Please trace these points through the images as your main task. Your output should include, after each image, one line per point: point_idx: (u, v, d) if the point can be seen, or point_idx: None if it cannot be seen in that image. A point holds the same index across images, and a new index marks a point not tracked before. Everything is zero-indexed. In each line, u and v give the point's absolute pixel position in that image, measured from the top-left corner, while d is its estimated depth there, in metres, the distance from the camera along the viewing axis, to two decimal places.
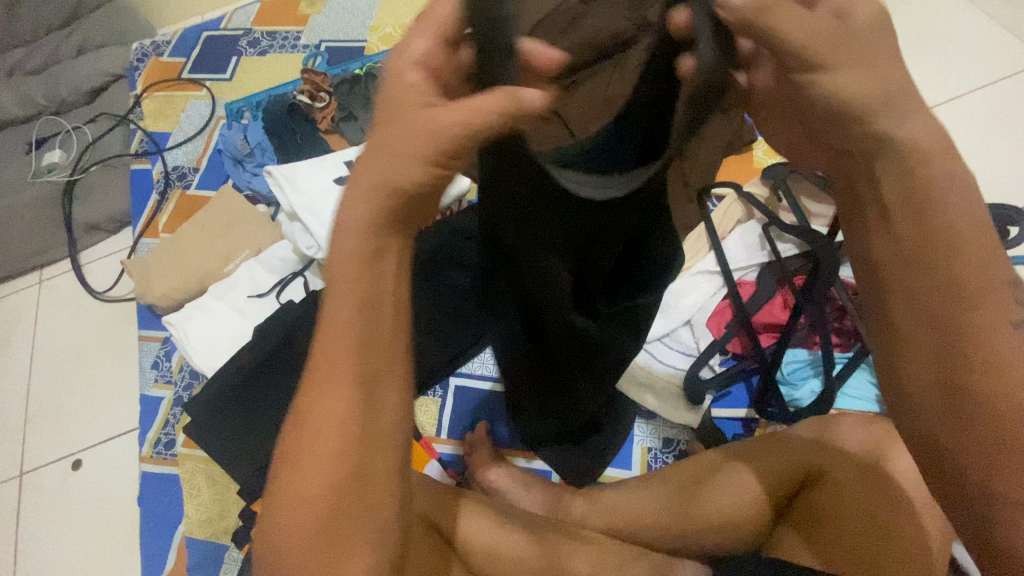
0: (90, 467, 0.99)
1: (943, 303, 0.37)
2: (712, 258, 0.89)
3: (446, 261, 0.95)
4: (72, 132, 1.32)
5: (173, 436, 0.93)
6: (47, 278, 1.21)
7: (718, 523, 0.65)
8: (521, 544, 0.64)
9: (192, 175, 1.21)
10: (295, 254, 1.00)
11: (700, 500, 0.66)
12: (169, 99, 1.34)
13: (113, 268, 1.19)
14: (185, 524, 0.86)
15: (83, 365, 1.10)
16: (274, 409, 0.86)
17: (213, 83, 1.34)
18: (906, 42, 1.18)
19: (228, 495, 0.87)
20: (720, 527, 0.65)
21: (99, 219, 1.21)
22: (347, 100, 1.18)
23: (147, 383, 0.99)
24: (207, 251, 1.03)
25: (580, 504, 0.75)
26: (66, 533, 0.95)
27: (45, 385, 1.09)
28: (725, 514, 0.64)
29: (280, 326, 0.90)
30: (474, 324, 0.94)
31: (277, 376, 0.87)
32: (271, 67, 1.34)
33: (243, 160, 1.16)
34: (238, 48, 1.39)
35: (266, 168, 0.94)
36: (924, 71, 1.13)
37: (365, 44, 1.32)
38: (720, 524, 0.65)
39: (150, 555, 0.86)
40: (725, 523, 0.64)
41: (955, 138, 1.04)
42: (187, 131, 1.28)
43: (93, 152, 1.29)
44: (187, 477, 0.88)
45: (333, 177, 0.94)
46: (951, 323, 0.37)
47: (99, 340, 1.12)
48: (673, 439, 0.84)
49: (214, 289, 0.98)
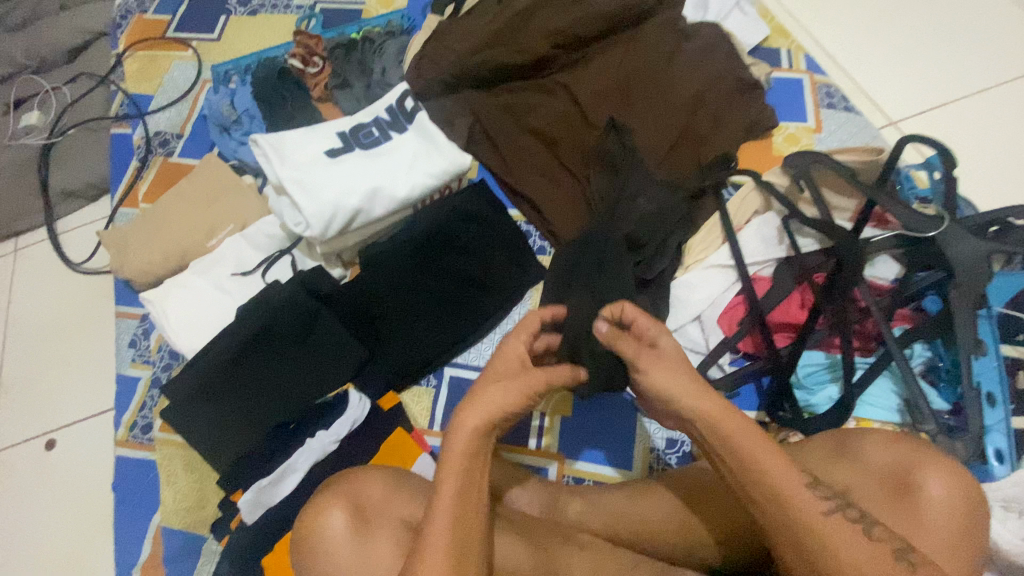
0: (64, 447, 0.95)
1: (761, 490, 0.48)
2: (725, 252, 0.84)
3: (447, 242, 0.91)
4: (50, 91, 1.24)
5: (151, 420, 0.89)
6: (22, 247, 1.15)
7: (731, 510, 0.63)
8: (518, 550, 0.61)
9: (176, 143, 1.14)
10: (284, 231, 0.94)
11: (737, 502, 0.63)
12: (153, 60, 1.25)
13: (91, 239, 1.13)
14: (162, 513, 0.82)
15: (59, 341, 1.04)
16: (256, 396, 0.81)
17: (200, 44, 1.26)
18: (934, 27, 1.12)
19: (209, 483, 0.83)
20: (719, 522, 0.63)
21: (76, 186, 1.14)
22: (342, 67, 1.10)
23: (124, 362, 0.94)
24: (188, 223, 0.97)
25: (578, 505, 0.71)
26: (40, 516, 0.91)
27: (17, 361, 1.03)
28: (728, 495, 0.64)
29: (268, 308, 0.84)
30: (464, 316, 0.89)
31: (260, 361, 0.83)
32: (262, 28, 1.25)
33: (230, 128, 1.08)
34: (226, 6, 1.30)
35: (252, 136, 0.87)
36: (950, 60, 1.08)
37: (363, 6, 1.24)
38: (721, 514, 0.63)
39: (123, 544, 0.82)
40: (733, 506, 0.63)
41: (980, 135, 1.00)
42: (171, 94, 1.20)
43: (71, 114, 1.20)
44: (165, 464, 0.84)
45: (324, 148, 0.88)
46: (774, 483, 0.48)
47: (76, 314, 1.06)
48: (677, 441, 0.81)
49: (195, 265, 0.92)
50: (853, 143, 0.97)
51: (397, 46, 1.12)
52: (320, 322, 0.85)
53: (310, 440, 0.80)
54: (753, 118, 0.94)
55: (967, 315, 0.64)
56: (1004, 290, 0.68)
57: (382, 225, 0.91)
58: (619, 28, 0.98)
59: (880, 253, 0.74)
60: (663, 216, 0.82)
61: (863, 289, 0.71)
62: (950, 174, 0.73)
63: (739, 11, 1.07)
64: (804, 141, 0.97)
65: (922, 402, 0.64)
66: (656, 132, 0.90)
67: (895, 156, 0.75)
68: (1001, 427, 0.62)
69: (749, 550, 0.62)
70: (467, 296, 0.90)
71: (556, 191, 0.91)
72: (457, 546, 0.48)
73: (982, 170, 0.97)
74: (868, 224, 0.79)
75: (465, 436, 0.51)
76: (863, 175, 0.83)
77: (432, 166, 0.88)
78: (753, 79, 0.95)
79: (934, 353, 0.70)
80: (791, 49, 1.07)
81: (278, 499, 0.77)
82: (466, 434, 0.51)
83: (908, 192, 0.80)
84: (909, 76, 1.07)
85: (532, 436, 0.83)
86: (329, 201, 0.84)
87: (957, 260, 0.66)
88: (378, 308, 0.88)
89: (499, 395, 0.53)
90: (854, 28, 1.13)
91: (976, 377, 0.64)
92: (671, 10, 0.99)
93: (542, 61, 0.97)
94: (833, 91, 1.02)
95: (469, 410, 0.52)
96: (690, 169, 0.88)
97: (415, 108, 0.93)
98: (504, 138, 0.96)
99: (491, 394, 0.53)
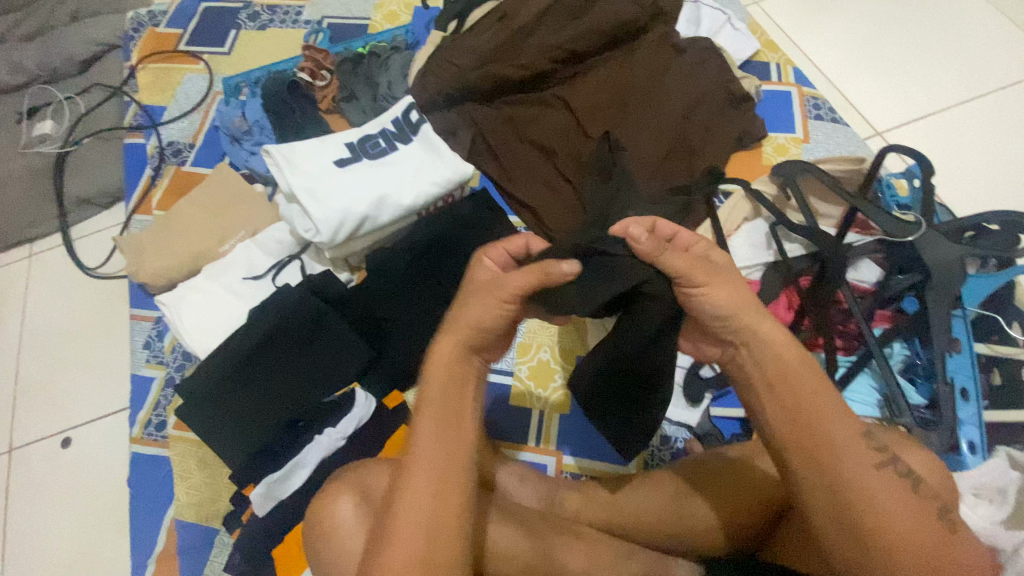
0: (79, 446, 0.98)
1: (808, 451, 0.47)
2: None
3: (450, 248, 0.94)
4: (64, 102, 1.28)
5: (164, 418, 0.92)
6: (37, 252, 1.18)
7: (735, 478, 0.68)
8: (519, 539, 0.63)
9: (188, 152, 1.18)
10: (293, 237, 0.98)
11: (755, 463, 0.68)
12: (165, 73, 1.30)
13: (105, 244, 1.17)
14: (176, 507, 0.85)
15: (74, 343, 1.08)
16: (265, 395, 0.85)
17: (211, 57, 1.30)
18: (919, 41, 1.16)
19: (221, 478, 0.87)
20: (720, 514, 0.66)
21: (92, 194, 1.18)
22: (349, 80, 1.14)
23: (139, 362, 0.98)
24: (201, 229, 1.01)
25: (575, 499, 0.74)
26: (56, 510, 0.94)
27: (33, 362, 1.07)
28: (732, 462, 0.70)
29: (278, 311, 0.88)
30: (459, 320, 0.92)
31: (270, 362, 0.86)
32: (272, 42, 1.30)
33: (241, 138, 1.12)
34: (236, 21, 1.35)
35: (265, 147, 0.91)
36: (935, 73, 1.12)
37: (368, 22, 1.29)
38: (729, 488, 0.67)
39: (139, 537, 0.85)
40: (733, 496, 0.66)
41: (964, 143, 1.04)
42: (183, 105, 1.25)
43: (86, 124, 1.25)
44: (178, 460, 0.87)
45: (333, 158, 0.92)
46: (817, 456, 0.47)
47: (90, 316, 1.10)
48: (670, 437, 0.84)
49: (208, 270, 0.95)
50: (840, 152, 1.01)
51: (402, 60, 1.16)
52: (328, 324, 0.88)
53: (318, 436, 0.83)
54: (742, 130, 0.98)
55: (942, 316, 0.69)
56: (978, 290, 0.73)
57: (386, 232, 0.95)
58: (614, 44, 1.03)
59: (862, 257, 0.79)
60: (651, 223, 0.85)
61: (845, 291, 0.75)
62: (929, 181, 0.77)
63: (730, 26, 1.12)
64: (792, 151, 1.01)
65: (899, 397, 0.70)
66: (650, 143, 0.94)
67: (876, 164, 0.79)
68: (974, 420, 0.68)
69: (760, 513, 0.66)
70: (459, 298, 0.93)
71: (553, 199, 0.95)
72: (445, 467, 0.48)
73: (966, 178, 1.01)
74: (852, 229, 0.84)
75: (444, 359, 0.52)
76: (847, 183, 0.88)
77: (437, 175, 0.93)
78: (743, 92, 0.99)
79: (911, 352, 0.75)
80: (779, 63, 1.11)
81: (290, 491, 0.81)
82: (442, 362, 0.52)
83: (890, 200, 0.84)
84: (895, 88, 1.12)
85: (532, 434, 0.87)
86: (338, 208, 0.88)
87: (934, 264, 0.71)
88: (384, 311, 0.92)
89: (476, 310, 0.52)
90: (842, 41, 1.18)
91: (950, 373, 0.70)
92: (665, 26, 1.04)
93: (542, 75, 1.01)
94: (820, 103, 1.06)
95: (444, 340, 0.52)
96: (682, 181, 0.92)
97: (420, 119, 0.97)
98: (505, 149, 1.00)
99: (473, 309, 0.53)
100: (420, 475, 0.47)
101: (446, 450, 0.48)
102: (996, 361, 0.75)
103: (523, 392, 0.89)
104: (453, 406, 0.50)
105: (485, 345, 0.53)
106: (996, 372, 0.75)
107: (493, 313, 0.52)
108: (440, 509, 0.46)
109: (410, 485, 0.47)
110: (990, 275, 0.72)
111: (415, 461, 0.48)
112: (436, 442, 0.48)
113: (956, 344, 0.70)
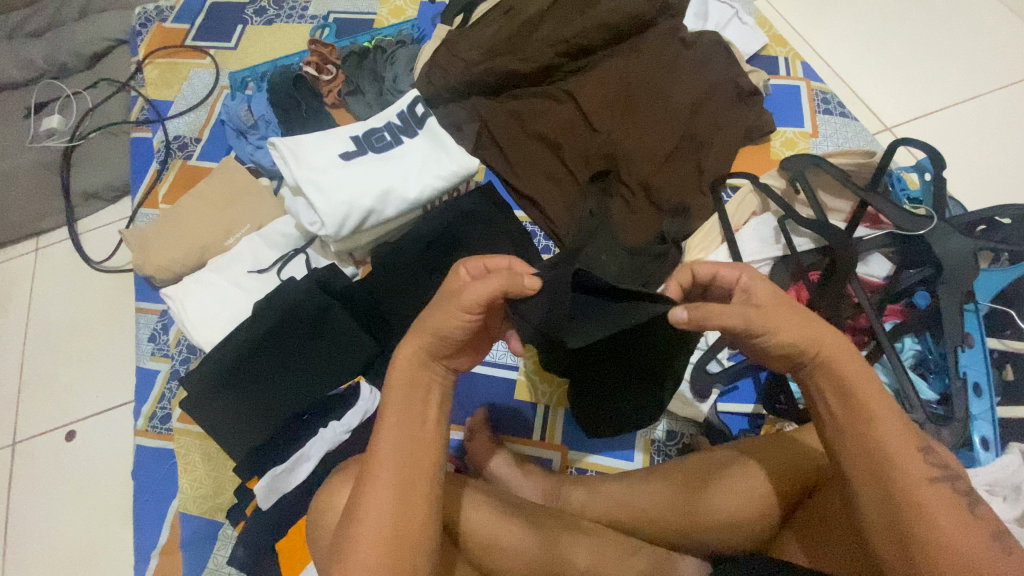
0: (84, 438, 0.98)
1: (844, 434, 0.48)
2: (724, 250, 0.88)
3: (456, 241, 0.94)
4: (72, 97, 1.29)
5: (169, 411, 0.92)
6: (43, 246, 1.19)
7: (747, 467, 0.64)
8: (522, 533, 0.62)
9: (194, 146, 1.18)
10: (298, 230, 0.98)
11: (767, 457, 0.64)
12: (172, 68, 1.30)
13: (111, 239, 1.17)
14: (180, 500, 0.85)
15: (79, 337, 1.08)
16: (270, 389, 0.84)
17: (218, 52, 1.30)
18: (928, 35, 1.15)
19: (225, 471, 0.87)
20: (737, 511, 0.62)
21: (97, 188, 1.18)
22: (355, 74, 1.14)
23: (143, 356, 0.98)
24: (206, 223, 1.01)
25: (580, 494, 0.73)
26: (60, 503, 0.94)
27: (39, 355, 1.07)
28: (745, 454, 0.66)
29: (281, 305, 0.87)
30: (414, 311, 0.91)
31: (275, 355, 0.86)
32: (278, 37, 1.30)
33: (247, 132, 1.12)
34: (243, 15, 1.35)
35: (269, 140, 0.91)
36: (944, 68, 1.11)
37: (374, 16, 1.29)
38: (739, 479, 0.64)
39: (142, 530, 0.85)
40: (749, 485, 0.63)
41: (976, 138, 1.03)
42: (190, 100, 1.25)
43: (93, 118, 1.25)
44: (183, 452, 0.88)
45: (338, 152, 0.92)
46: (856, 441, 0.47)
47: (96, 311, 1.10)
48: (679, 433, 0.84)
49: (212, 263, 0.95)
50: (849, 146, 1.00)
51: (408, 54, 1.16)
52: (335, 317, 0.88)
53: (322, 430, 0.84)
54: (751, 125, 0.98)
55: (954, 311, 0.70)
56: (989, 285, 0.73)
57: (390, 227, 0.95)
58: (621, 38, 1.02)
59: (872, 252, 0.79)
60: (633, 231, 0.89)
61: (854, 286, 0.75)
62: (940, 175, 0.76)
63: (738, 20, 1.11)
64: (801, 146, 1.00)
65: (912, 392, 0.70)
66: (656, 137, 0.93)
67: (887, 158, 0.78)
68: (987, 416, 0.68)
69: (779, 504, 0.62)
70: (429, 281, 0.92)
71: (554, 191, 0.95)
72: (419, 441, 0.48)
73: (978, 173, 0.99)
74: (861, 223, 0.83)
75: (403, 359, 0.52)
76: (857, 177, 0.87)
77: (442, 169, 0.92)
78: (752, 86, 0.99)
79: (923, 347, 0.75)
80: (788, 57, 1.10)
81: (293, 485, 0.81)
82: (412, 359, 0.52)
83: (900, 193, 0.84)
84: (905, 83, 1.11)
85: (536, 428, 0.86)
86: (343, 200, 0.87)
87: (946, 259, 0.71)
88: (389, 305, 0.91)
89: (439, 318, 0.52)
90: (850, 37, 1.17)
91: (963, 367, 0.70)
92: (673, 20, 1.03)
93: (548, 69, 1.01)
94: (829, 97, 1.05)
95: (409, 344, 0.53)
96: (688, 176, 0.92)
97: (426, 113, 0.97)
98: (510, 142, 0.99)
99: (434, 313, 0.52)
100: (389, 440, 0.49)
101: (411, 420, 0.50)
102: (1008, 357, 0.74)
103: (526, 386, 0.89)
104: (414, 389, 0.51)
105: (453, 350, 0.53)
106: (1010, 368, 0.74)
107: (452, 324, 0.51)
108: (413, 476, 0.48)
109: (377, 455, 0.48)
110: (1002, 269, 0.73)
111: (384, 426, 0.49)
112: (399, 412, 0.50)
113: (969, 339, 0.70)
